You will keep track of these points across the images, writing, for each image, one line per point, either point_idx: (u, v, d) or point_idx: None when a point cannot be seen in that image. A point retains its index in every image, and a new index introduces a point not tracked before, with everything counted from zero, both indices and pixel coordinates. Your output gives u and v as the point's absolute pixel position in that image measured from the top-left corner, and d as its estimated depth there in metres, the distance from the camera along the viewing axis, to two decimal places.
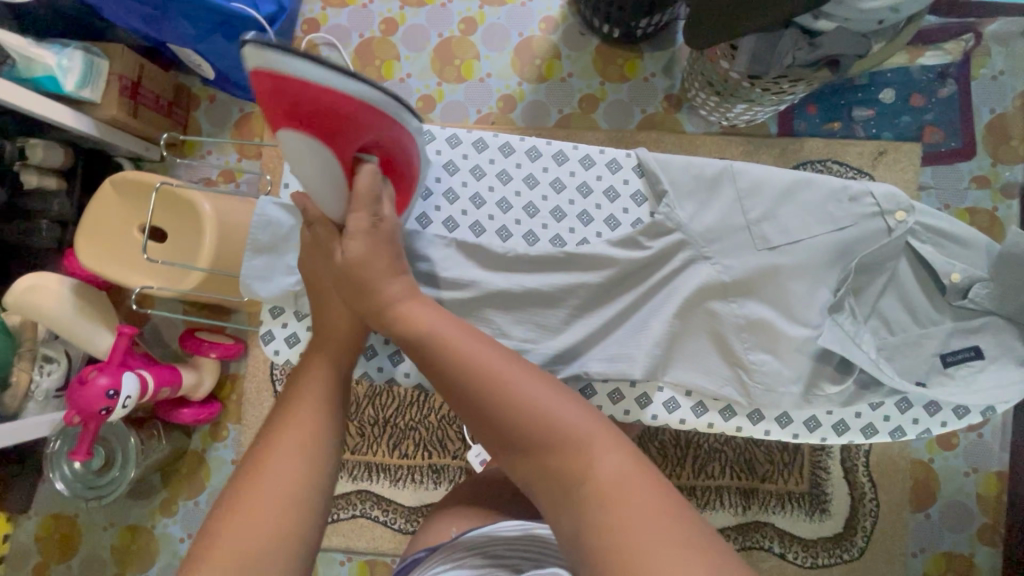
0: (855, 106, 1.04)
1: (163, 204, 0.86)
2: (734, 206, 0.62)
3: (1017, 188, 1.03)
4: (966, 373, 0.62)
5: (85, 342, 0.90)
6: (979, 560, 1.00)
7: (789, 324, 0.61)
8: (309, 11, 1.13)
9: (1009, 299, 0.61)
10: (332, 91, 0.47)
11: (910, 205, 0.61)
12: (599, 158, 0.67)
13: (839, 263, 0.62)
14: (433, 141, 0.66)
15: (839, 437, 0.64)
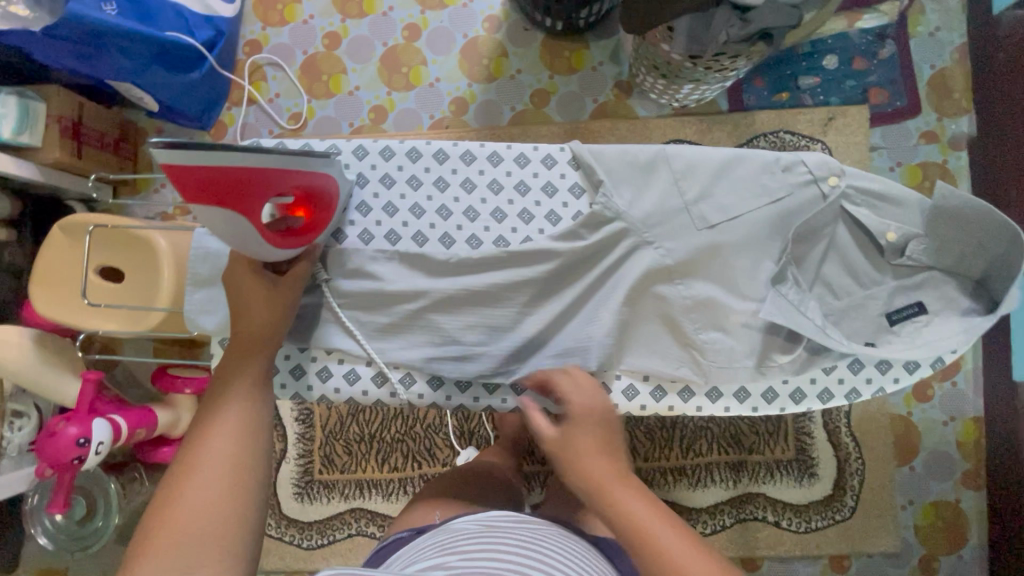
0: (800, 76, 1.06)
1: (110, 243, 0.84)
2: (671, 189, 0.62)
3: (964, 139, 1.05)
4: (912, 329, 0.60)
5: (52, 392, 0.88)
6: (966, 506, 1.02)
7: (737, 300, 0.62)
8: (249, 32, 1.12)
9: (943, 254, 0.59)
10: (249, 170, 0.47)
11: (841, 169, 0.61)
12: (534, 155, 0.67)
13: (779, 235, 0.62)
14: (366, 156, 0.66)
15: (797, 406, 0.64)
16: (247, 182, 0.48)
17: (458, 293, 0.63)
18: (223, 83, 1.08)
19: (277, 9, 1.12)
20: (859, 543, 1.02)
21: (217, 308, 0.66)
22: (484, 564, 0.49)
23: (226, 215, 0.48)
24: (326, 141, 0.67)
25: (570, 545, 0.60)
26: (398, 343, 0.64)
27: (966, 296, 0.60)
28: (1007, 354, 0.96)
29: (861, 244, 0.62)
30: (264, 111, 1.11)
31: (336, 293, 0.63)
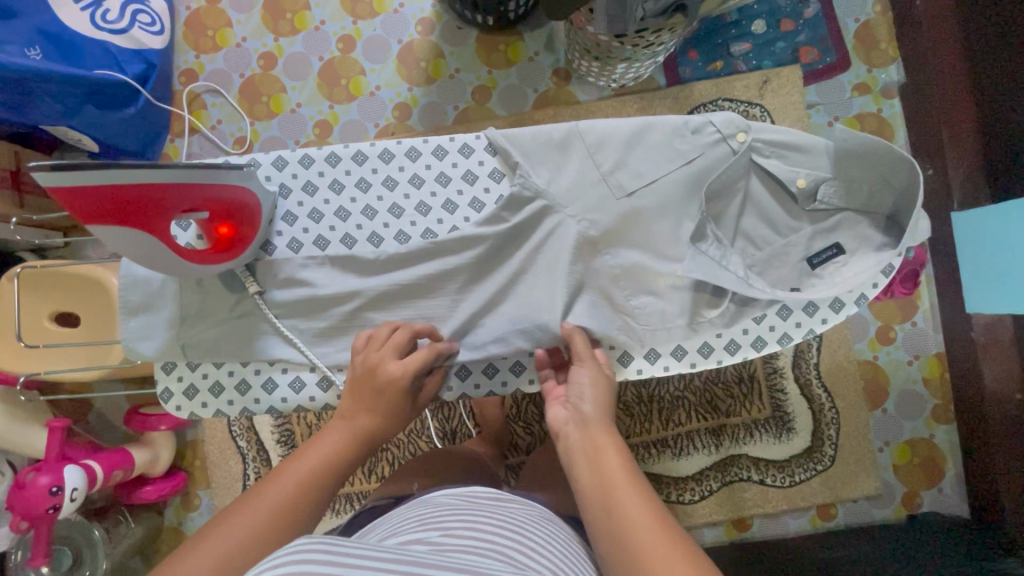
0: (732, 43, 1.08)
1: (53, 287, 0.83)
2: (588, 162, 0.64)
3: (895, 87, 1.08)
4: (832, 270, 0.62)
5: (20, 445, 0.86)
6: (939, 440, 1.05)
7: (664, 262, 0.64)
8: (183, 62, 1.11)
9: (853, 194, 0.61)
10: (145, 186, 0.48)
11: (747, 125, 0.62)
12: (451, 146, 0.68)
13: (695, 195, 0.63)
14: (286, 166, 0.67)
15: (733, 357, 0.65)
16: (147, 201, 0.49)
17: (398, 289, 0.65)
18: (163, 115, 1.07)
19: (208, 36, 1.11)
20: (842, 489, 1.04)
21: (154, 334, 0.65)
22: (464, 544, 0.48)
23: (128, 234, 0.49)
24: (244, 155, 0.68)
25: (556, 533, 0.57)
26: (345, 346, 0.65)
27: (881, 232, 0.62)
28: (960, 289, 0.99)
29: (774, 194, 0.64)
30: (207, 139, 1.10)
31: (271, 303, 0.64)
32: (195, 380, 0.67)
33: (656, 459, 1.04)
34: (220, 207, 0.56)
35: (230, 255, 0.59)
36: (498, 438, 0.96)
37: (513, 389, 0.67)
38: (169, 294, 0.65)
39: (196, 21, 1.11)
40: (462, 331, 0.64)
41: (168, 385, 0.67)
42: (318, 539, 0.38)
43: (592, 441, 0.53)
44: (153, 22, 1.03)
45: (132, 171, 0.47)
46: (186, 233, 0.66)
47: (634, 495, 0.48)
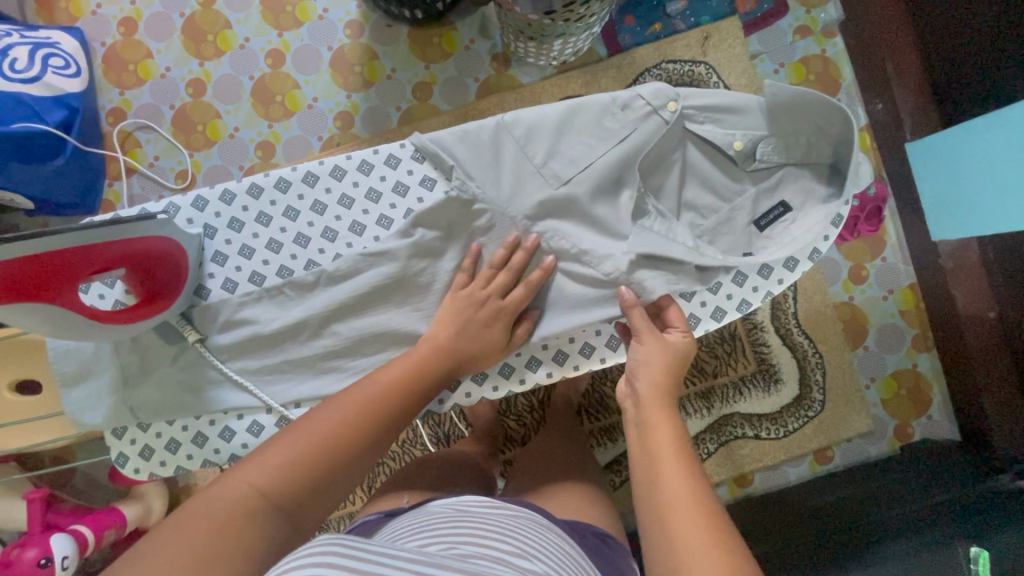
0: (667, 3, 1.06)
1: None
2: (520, 156, 0.63)
3: (836, 25, 1.07)
4: (782, 228, 0.62)
5: (6, 520, 0.85)
6: (923, 368, 1.07)
7: (609, 241, 0.62)
8: (107, 101, 1.06)
9: (793, 147, 0.61)
10: (40, 258, 0.45)
11: (675, 94, 0.61)
12: (375, 159, 0.65)
13: (631, 173, 0.62)
14: (209, 205, 0.64)
15: (695, 331, 0.64)
16: (50, 275, 0.46)
17: (346, 307, 0.63)
18: (97, 161, 1.03)
19: (130, 70, 1.06)
20: (835, 432, 1.05)
21: (100, 398, 0.63)
22: (471, 556, 0.47)
23: (41, 314, 0.47)
24: (162, 200, 0.65)
25: (547, 532, 0.57)
26: (299, 379, 0.63)
27: (826, 182, 0.61)
28: (923, 219, 0.99)
29: (711, 158, 0.64)
30: (147, 178, 1.06)
31: (215, 348, 0.63)
32: (146, 440, 0.64)
33: None
34: (140, 259, 0.54)
35: (161, 305, 0.57)
36: (491, 436, 0.95)
37: (478, 399, 0.66)
38: (109, 353, 0.63)
39: (114, 57, 1.06)
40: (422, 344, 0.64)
41: (122, 448, 0.65)
42: (339, 538, 0.40)
43: (645, 420, 0.55)
44: (66, 65, 0.98)
45: (23, 247, 0.44)
46: (113, 290, 0.64)
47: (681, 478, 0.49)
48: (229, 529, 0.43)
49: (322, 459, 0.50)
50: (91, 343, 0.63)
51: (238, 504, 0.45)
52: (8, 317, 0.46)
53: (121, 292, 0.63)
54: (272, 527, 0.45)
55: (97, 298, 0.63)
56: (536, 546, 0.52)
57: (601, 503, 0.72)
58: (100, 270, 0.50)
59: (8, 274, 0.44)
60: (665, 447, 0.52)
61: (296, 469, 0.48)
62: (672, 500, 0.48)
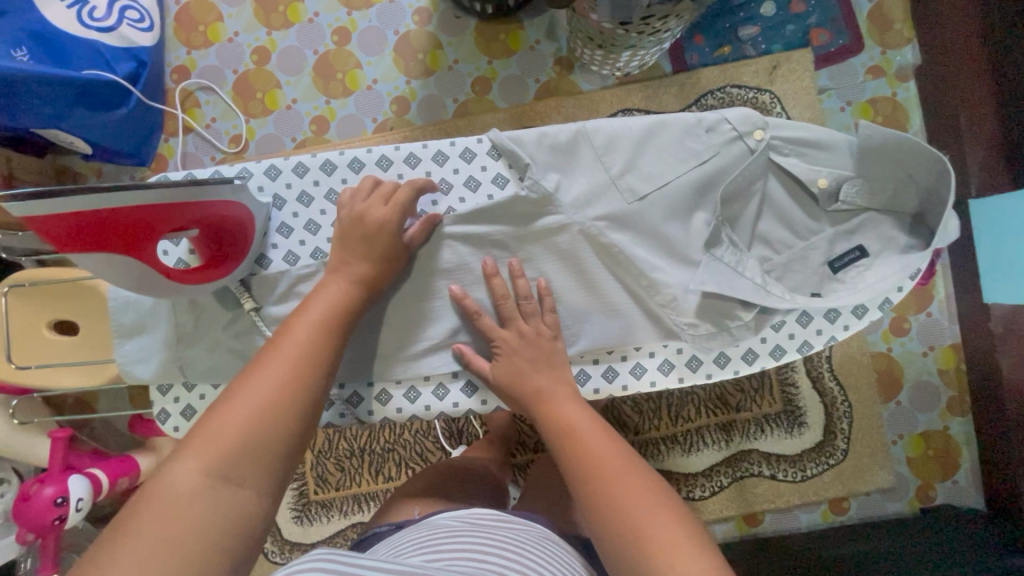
0: (740, 27, 1.04)
1: (43, 298, 0.81)
2: (596, 166, 0.62)
3: (910, 70, 1.04)
4: (856, 273, 0.60)
5: (28, 455, 0.87)
6: (954, 432, 1.04)
7: (673, 265, 0.62)
8: (174, 59, 1.08)
9: (877, 191, 0.59)
10: (121, 211, 0.46)
11: (764, 122, 0.60)
12: (451, 151, 0.65)
13: (707, 198, 0.61)
14: (280, 175, 0.65)
15: (751, 367, 0.63)
16: (130, 226, 0.47)
17: (404, 293, 0.63)
18: (157, 115, 1.05)
19: (200, 31, 1.08)
20: (854, 483, 1.03)
21: (153, 353, 0.64)
22: (468, 564, 0.46)
23: (116, 262, 0.48)
24: (237, 166, 0.66)
25: (549, 544, 0.56)
26: (349, 356, 0.63)
27: (908, 233, 0.60)
28: (977, 279, 0.96)
29: (793, 194, 0.62)
30: (202, 138, 1.08)
31: (269, 319, 0.63)
32: (191, 401, 0.65)
33: (666, 455, 1.03)
34: (210, 219, 0.54)
35: (221, 271, 0.58)
36: (505, 439, 0.93)
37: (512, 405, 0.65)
38: (166, 308, 0.64)
39: (187, 16, 1.08)
40: (465, 339, 0.64)
41: (165, 406, 0.66)
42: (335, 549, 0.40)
43: (560, 427, 0.55)
44: (141, 19, 0.99)
45: (107, 198, 0.45)
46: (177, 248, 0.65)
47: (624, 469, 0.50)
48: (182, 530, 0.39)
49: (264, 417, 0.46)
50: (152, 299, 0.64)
51: (193, 487, 0.41)
52: (82, 261, 0.48)
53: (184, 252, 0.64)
54: (244, 501, 0.42)
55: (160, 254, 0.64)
56: (537, 557, 0.52)
57: None
58: (171, 226, 0.51)
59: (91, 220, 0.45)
60: (601, 454, 0.51)
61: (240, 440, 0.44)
62: (624, 487, 0.48)
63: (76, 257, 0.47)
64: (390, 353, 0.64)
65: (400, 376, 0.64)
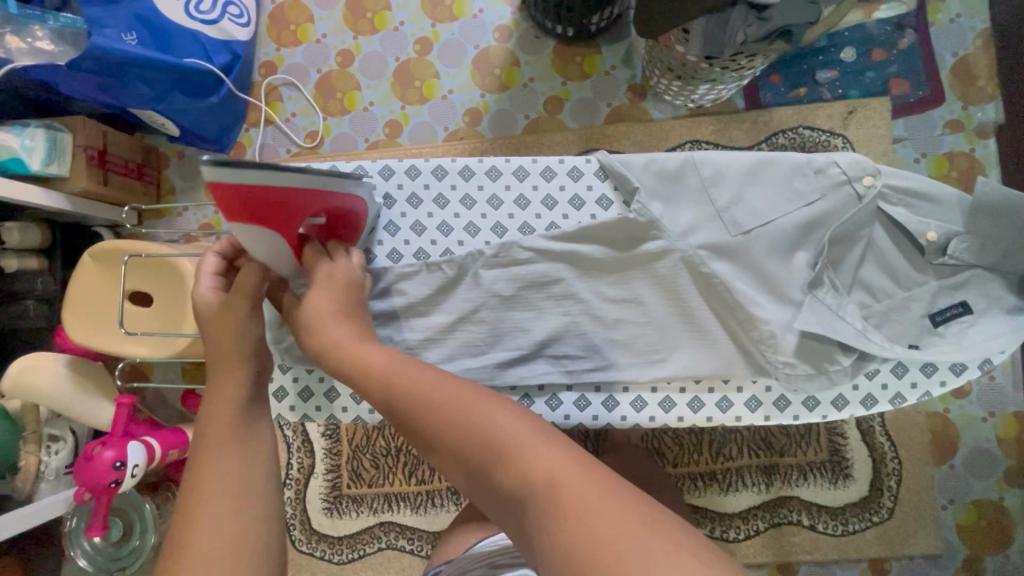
0: (818, 70, 1.04)
1: (138, 268, 0.85)
2: (702, 196, 0.62)
3: (992, 127, 1.02)
4: (958, 330, 0.59)
5: (88, 416, 0.90)
6: (1010, 504, 0.99)
7: (774, 302, 0.61)
8: (263, 54, 1.14)
9: (984, 250, 0.58)
10: (288, 188, 0.50)
11: (875, 169, 0.60)
12: (559, 168, 0.67)
13: (812, 239, 0.61)
14: (393, 175, 0.67)
15: (840, 413, 0.63)
16: (289, 204, 0.51)
17: (489, 301, 0.64)
18: (241, 105, 1.09)
19: (290, 30, 1.13)
20: (898, 545, 0.99)
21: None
22: None
23: (263, 234, 0.51)
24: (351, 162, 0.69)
25: None
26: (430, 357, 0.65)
27: (1016, 294, 0.59)
28: None
29: (898, 244, 0.62)
30: (281, 131, 1.12)
31: None
32: (283, 382, 0.70)
33: (704, 492, 1.01)
34: (337, 209, 0.58)
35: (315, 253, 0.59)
36: None
37: (573, 423, 0.65)
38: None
39: (280, 15, 1.14)
40: (535, 353, 0.64)
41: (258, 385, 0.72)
42: None
43: (419, 397, 0.45)
44: (240, 14, 1.05)
45: (285, 176, 0.49)
46: None
47: (586, 481, 0.36)
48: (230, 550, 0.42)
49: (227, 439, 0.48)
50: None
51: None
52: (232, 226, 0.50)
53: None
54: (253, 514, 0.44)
55: None
56: None
57: None
58: (311, 210, 0.54)
59: (266, 193, 0.48)
60: (477, 411, 0.43)
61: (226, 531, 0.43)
62: (577, 507, 0.35)
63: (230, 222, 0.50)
64: (465, 358, 0.64)
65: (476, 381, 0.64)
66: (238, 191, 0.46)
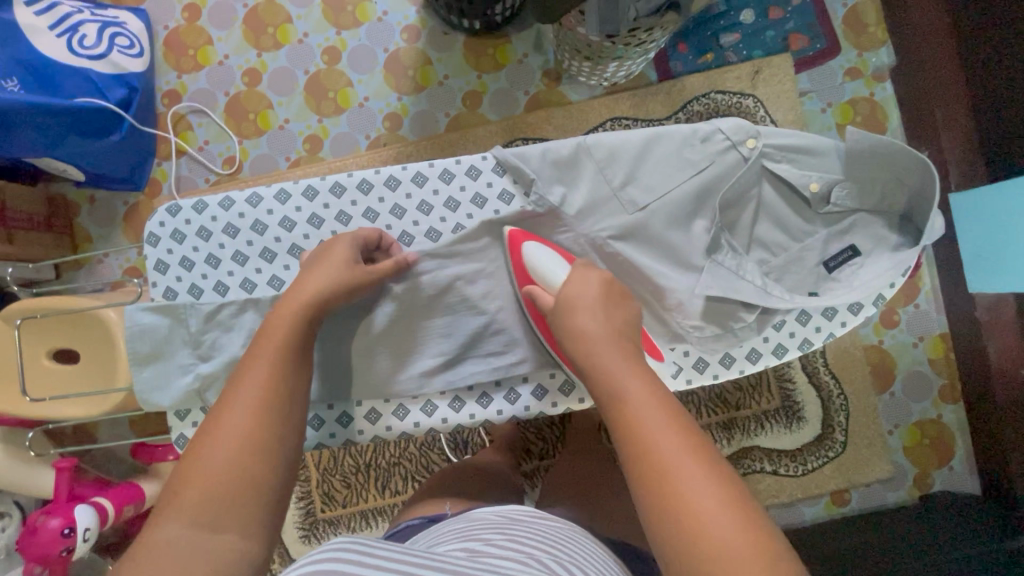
0: (721, 34, 1.07)
1: (56, 324, 0.81)
2: (598, 178, 0.64)
3: (887, 70, 1.08)
4: (850, 272, 0.62)
5: (29, 488, 0.86)
6: (947, 419, 1.06)
7: (677, 271, 0.64)
8: (164, 83, 1.09)
9: (866, 194, 0.62)
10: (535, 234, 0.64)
11: (756, 131, 0.62)
12: (457, 169, 0.67)
13: (706, 206, 0.64)
14: (289, 199, 0.66)
15: (756, 365, 0.65)
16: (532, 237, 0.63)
17: (415, 308, 0.65)
18: (149, 139, 1.05)
19: (189, 54, 1.09)
20: (855, 474, 1.05)
21: (167, 382, 0.64)
22: (500, 551, 0.47)
23: (538, 254, 0.60)
24: (246, 189, 0.67)
25: (588, 543, 0.56)
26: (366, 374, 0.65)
27: (897, 231, 0.62)
28: (960, 269, 0.99)
29: (786, 199, 0.65)
30: (195, 161, 1.08)
31: None
32: None
33: None
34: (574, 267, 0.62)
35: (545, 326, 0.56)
36: (511, 446, 0.91)
37: (510, 417, 0.66)
38: (184, 334, 0.64)
39: (176, 41, 1.09)
40: (471, 353, 0.65)
41: (184, 430, 0.66)
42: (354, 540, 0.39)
43: (573, 328, 0.51)
44: (131, 45, 0.99)
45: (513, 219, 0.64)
46: (190, 272, 0.66)
47: (700, 484, 0.40)
48: (238, 468, 0.46)
49: (278, 372, 0.51)
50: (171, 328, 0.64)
51: (183, 540, 0.41)
52: (532, 256, 0.60)
53: (199, 275, 0.66)
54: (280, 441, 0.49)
55: (174, 281, 0.66)
56: (571, 548, 0.52)
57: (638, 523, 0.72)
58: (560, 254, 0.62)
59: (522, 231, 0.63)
60: (620, 370, 0.47)
61: (215, 483, 0.44)
62: (694, 508, 0.39)
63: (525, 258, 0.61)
64: (403, 369, 0.65)
65: (416, 391, 0.64)
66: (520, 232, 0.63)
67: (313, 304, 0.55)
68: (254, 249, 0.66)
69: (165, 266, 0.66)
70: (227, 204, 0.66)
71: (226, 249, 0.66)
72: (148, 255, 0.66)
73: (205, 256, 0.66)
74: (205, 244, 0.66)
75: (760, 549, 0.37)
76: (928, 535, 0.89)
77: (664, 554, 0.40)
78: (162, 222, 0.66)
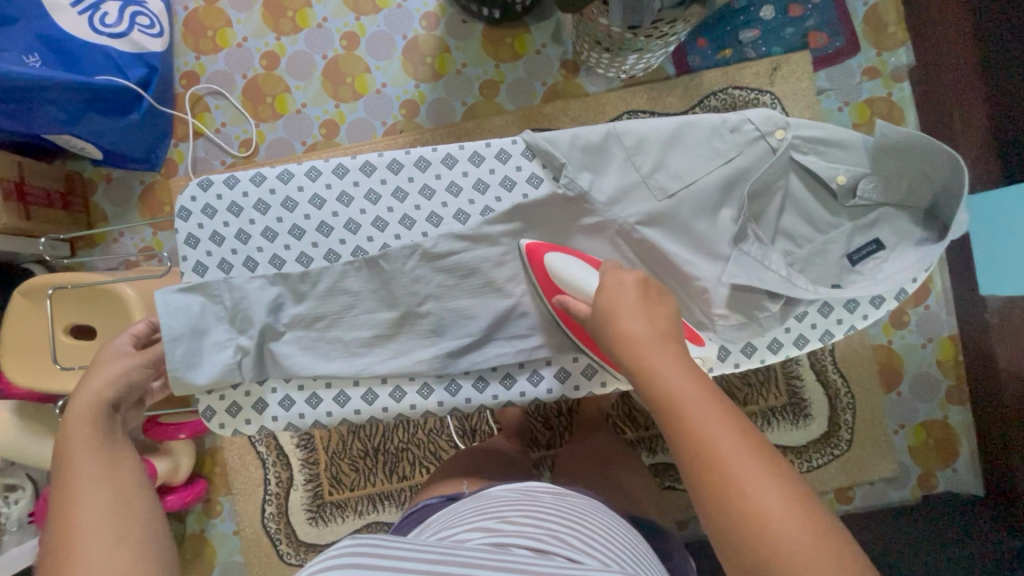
0: (740, 30, 1.07)
1: (75, 299, 0.82)
2: (627, 165, 0.64)
3: (905, 71, 1.08)
4: (873, 266, 0.63)
5: (44, 461, 0.87)
6: (953, 421, 1.07)
7: (704, 259, 0.64)
8: (183, 64, 1.09)
9: (892, 188, 0.63)
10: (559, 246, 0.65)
11: (785, 122, 0.63)
12: (486, 152, 0.67)
13: (734, 195, 0.64)
14: (320, 176, 0.67)
15: (776, 355, 0.65)
16: (554, 248, 0.63)
17: (438, 292, 0.65)
18: (166, 120, 1.04)
19: (208, 36, 1.09)
20: (859, 473, 1.06)
21: (191, 363, 0.63)
22: (524, 529, 0.47)
23: (560, 263, 0.61)
24: (276, 167, 0.68)
25: (612, 520, 0.56)
26: (388, 355, 0.65)
27: (920, 228, 0.63)
28: (972, 272, 0.99)
29: (813, 190, 0.65)
30: (213, 142, 1.09)
31: (297, 321, 0.65)
32: (236, 397, 0.66)
33: None
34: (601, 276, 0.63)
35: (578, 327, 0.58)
36: (519, 433, 0.91)
37: (531, 400, 0.67)
38: (208, 311, 0.65)
39: (195, 22, 1.09)
40: (491, 338, 0.65)
41: (210, 403, 0.67)
42: (361, 544, 0.39)
43: (622, 336, 0.51)
44: (151, 25, 0.97)
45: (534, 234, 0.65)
46: (219, 247, 0.67)
47: (768, 491, 0.40)
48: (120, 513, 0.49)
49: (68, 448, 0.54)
50: (196, 307, 0.64)
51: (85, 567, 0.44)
52: (553, 268, 0.61)
53: (228, 251, 0.67)
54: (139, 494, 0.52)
55: (204, 255, 0.67)
56: (594, 525, 0.52)
57: (649, 512, 0.72)
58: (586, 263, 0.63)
59: (544, 242, 0.64)
60: (673, 378, 0.47)
61: (101, 524, 0.47)
62: (763, 516, 0.39)
63: (547, 269, 0.62)
64: (423, 352, 0.65)
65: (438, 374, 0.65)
66: (542, 244, 0.64)
67: (95, 397, 0.58)
68: (284, 226, 0.67)
69: (195, 241, 0.67)
70: (258, 180, 0.67)
71: (257, 225, 0.67)
72: (179, 229, 0.67)
73: (235, 232, 0.67)
74: (235, 219, 0.67)
75: (836, 551, 0.38)
76: (930, 535, 0.89)
77: (735, 561, 0.40)
78: (194, 197, 0.67)
